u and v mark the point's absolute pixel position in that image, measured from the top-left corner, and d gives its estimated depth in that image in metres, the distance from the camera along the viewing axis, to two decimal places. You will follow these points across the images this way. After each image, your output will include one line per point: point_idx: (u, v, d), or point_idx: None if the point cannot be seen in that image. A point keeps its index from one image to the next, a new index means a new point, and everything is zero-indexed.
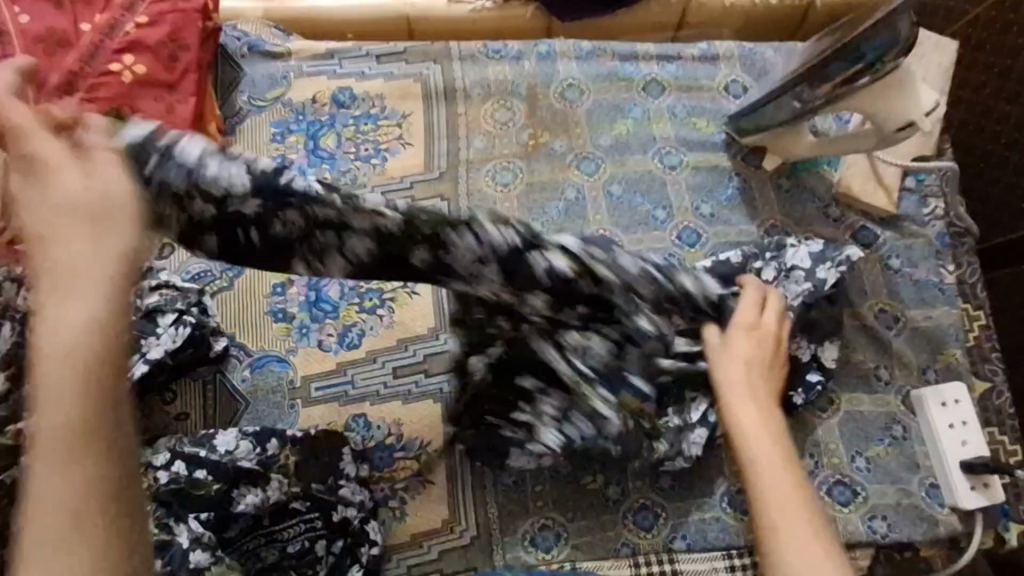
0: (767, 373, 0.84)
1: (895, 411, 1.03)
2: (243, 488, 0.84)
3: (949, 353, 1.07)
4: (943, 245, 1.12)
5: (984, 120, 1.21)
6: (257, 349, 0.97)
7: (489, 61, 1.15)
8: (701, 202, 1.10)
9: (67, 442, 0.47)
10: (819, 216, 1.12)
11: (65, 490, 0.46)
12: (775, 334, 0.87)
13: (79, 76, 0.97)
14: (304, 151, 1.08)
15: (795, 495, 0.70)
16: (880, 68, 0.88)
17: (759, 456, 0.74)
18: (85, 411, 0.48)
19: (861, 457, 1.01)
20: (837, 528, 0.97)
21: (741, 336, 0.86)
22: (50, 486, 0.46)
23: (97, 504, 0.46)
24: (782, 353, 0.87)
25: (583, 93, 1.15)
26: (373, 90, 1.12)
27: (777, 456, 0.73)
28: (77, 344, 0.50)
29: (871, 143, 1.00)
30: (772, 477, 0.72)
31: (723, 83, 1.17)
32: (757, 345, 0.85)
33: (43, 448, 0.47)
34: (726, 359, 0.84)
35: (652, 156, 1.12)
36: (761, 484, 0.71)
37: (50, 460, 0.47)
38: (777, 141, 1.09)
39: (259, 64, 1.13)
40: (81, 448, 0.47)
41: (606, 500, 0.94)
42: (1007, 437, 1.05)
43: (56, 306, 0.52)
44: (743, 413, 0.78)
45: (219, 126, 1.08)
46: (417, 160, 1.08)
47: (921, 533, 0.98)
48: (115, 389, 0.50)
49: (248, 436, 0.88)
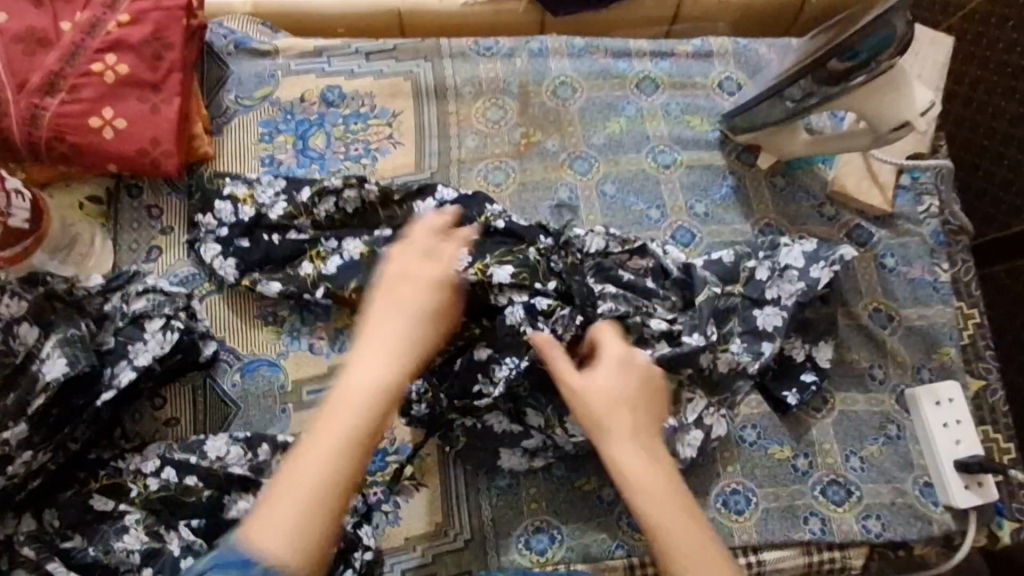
0: (643, 386, 0.77)
1: (889, 410, 1.03)
2: (234, 494, 0.85)
3: (944, 351, 1.06)
4: (938, 242, 1.11)
5: (979, 116, 1.21)
6: (247, 353, 0.95)
7: (480, 58, 1.13)
8: (694, 201, 1.09)
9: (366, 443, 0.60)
10: (814, 214, 1.11)
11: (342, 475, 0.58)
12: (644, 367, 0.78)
13: (60, 77, 0.95)
14: (293, 151, 1.06)
15: (693, 530, 0.66)
16: (875, 68, 0.88)
17: (645, 501, 0.68)
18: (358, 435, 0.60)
19: (855, 456, 1.01)
20: (831, 527, 0.97)
21: (612, 373, 0.76)
22: (307, 481, 0.56)
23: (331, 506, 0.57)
24: (654, 381, 0.78)
25: (575, 91, 1.13)
26: (363, 88, 1.10)
27: (663, 491, 0.68)
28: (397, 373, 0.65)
29: (866, 142, 0.99)
30: (664, 517, 0.67)
31: (717, 80, 1.16)
32: (619, 363, 0.78)
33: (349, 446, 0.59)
34: (593, 397, 0.75)
35: (645, 154, 1.10)
36: (667, 525, 0.66)
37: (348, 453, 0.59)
38: (772, 139, 1.08)
39: (246, 63, 1.11)
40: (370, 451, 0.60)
41: (601, 502, 0.94)
42: (1001, 435, 1.05)
43: (365, 362, 0.64)
44: (623, 452, 0.71)
45: (206, 126, 1.06)
46: (408, 159, 1.07)
47: (915, 532, 0.98)
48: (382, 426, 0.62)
49: (238, 442, 0.88)
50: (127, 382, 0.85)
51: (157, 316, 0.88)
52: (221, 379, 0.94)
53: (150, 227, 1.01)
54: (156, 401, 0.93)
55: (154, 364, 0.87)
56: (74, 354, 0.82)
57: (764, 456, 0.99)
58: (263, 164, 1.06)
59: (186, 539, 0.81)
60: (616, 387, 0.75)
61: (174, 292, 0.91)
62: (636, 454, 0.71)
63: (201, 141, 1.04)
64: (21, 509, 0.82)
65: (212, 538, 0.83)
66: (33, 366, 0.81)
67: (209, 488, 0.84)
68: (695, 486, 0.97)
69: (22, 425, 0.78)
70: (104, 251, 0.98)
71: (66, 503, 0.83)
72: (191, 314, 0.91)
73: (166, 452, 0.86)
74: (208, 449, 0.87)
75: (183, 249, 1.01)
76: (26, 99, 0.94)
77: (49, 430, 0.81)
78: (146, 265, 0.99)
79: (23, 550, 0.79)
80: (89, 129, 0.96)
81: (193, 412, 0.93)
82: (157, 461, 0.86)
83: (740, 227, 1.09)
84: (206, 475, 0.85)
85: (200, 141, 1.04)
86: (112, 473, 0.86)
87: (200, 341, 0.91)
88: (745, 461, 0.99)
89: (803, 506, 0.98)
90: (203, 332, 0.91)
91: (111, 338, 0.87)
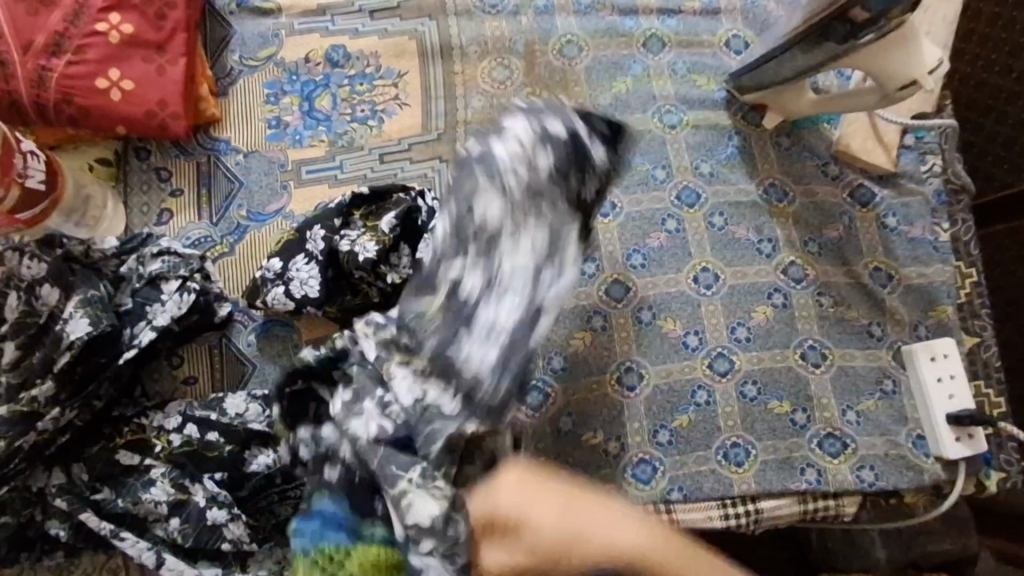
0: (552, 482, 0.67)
1: (886, 366, 1.07)
2: (254, 449, 0.89)
3: (941, 309, 1.09)
4: (940, 202, 1.12)
5: (984, 73, 1.21)
6: (260, 315, 0.97)
7: (485, 16, 1.12)
8: (700, 161, 1.10)
9: (642, 551, 0.63)
10: (817, 174, 1.12)
11: (630, 525, 0.64)
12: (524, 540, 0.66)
13: (64, 37, 0.96)
14: (299, 112, 1.06)
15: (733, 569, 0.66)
16: (885, 24, 0.87)
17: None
18: (629, 525, 0.64)
19: (852, 410, 1.04)
20: (827, 478, 1.01)
21: (509, 490, 0.66)
22: (567, 532, 0.64)
23: (657, 532, 0.64)
24: (551, 483, 0.67)
25: (582, 50, 1.12)
26: (368, 48, 1.09)
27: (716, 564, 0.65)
28: (644, 543, 0.64)
29: (872, 101, 0.99)
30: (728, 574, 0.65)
31: (724, 38, 1.15)
32: (586, 498, 0.66)
33: (627, 541, 0.64)
34: (504, 517, 0.66)
35: (652, 114, 1.11)
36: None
37: (640, 534, 0.64)
38: (777, 99, 1.08)
39: (249, 22, 1.10)
40: (651, 540, 0.64)
41: (606, 455, 1.00)
42: (993, 390, 1.08)
43: (610, 529, 0.64)
44: (666, 561, 0.63)
45: (212, 87, 1.06)
46: (415, 120, 1.07)
47: (907, 481, 1.02)
48: (601, 505, 0.65)
49: (257, 399, 0.91)
50: (148, 341, 0.88)
51: (173, 277, 0.90)
52: (237, 339, 0.97)
53: (160, 188, 1.02)
54: (173, 359, 0.96)
55: (172, 324, 0.89)
56: (95, 315, 0.84)
57: (764, 410, 1.03)
58: (270, 126, 1.05)
59: (211, 491, 0.85)
60: (525, 499, 0.66)
61: (188, 254, 0.92)
62: (632, 529, 0.64)
63: (207, 103, 1.04)
64: (51, 463, 0.85)
65: (236, 488, 0.87)
66: (57, 327, 0.84)
67: (230, 443, 0.88)
68: (700, 438, 1.01)
69: (49, 382, 0.82)
70: (117, 214, 1.00)
71: (93, 457, 0.86)
72: (206, 275, 0.93)
73: (187, 409, 0.89)
74: (228, 406, 0.90)
75: (193, 210, 1.01)
76: (32, 60, 0.95)
77: (75, 386, 0.84)
78: (158, 228, 1.00)
79: (56, 502, 0.83)
80: (97, 90, 0.96)
81: (210, 371, 0.96)
82: (179, 417, 0.89)
83: (760, 264, 1.07)
84: (227, 431, 0.88)
85: (206, 103, 1.04)
86: (136, 429, 0.89)
87: (215, 302, 0.93)
88: (746, 415, 1.03)
89: (801, 458, 1.02)
90: (218, 294, 0.93)
91: (128, 299, 0.89)
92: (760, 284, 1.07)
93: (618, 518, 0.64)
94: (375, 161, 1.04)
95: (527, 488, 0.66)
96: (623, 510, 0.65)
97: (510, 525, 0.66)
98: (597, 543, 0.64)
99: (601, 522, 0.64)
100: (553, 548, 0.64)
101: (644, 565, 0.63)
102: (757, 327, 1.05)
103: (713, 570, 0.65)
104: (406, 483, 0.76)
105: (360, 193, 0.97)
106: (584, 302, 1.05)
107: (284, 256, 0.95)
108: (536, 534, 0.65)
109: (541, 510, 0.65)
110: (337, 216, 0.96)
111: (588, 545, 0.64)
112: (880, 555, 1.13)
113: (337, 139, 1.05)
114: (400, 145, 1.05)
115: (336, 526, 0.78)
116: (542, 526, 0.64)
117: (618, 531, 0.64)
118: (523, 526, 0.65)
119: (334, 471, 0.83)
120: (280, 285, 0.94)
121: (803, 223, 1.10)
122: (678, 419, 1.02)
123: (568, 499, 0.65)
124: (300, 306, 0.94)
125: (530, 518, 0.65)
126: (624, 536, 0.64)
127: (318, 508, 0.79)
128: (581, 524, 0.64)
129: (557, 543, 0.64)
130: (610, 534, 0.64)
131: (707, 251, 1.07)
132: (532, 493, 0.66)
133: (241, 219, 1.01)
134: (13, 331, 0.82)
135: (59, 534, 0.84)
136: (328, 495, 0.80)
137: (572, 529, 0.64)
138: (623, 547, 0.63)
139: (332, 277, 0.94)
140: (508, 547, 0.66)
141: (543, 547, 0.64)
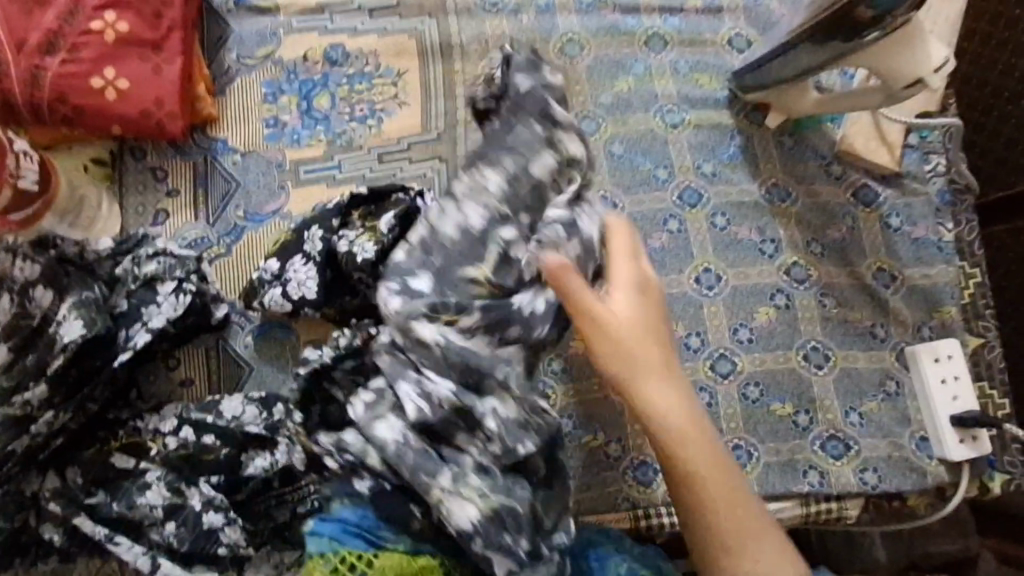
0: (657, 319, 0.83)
1: (889, 367, 1.06)
2: (251, 452, 0.87)
3: (945, 310, 1.08)
4: (944, 202, 1.11)
5: (987, 72, 1.20)
6: (258, 317, 0.96)
7: (486, 15, 1.11)
8: (702, 161, 1.09)
9: (677, 425, 0.80)
10: (820, 174, 1.11)
11: (677, 401, 0.80)
12: (619, 320, 0.81)
13: (58, 35, 0.95)
14: (298, 112, 1.05)
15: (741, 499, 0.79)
16: (889, 23, 0.85)
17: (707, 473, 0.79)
18: (682, 414, 0.80)
19: (855, 412, 1.03)
20: (830, 480, 1.00)
21: (625, 291, 0.83)
22: (631, 321, 0.82)
23: (695, 428, 0.80)
24: (655, 331, 0.82)
25: (584, 48, 1.11)
26: (367, 47, 1.08)
27: (725, 481, 0.79)
28: (677, 416, 0.80)
29: (876, 101, 0.98)
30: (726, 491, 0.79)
31: (726, 37, 1.14)
32: (660, 338, 0.82)
33: (674, 427, 0.80)
34: (617, 287, 0.83)
35: (654, 114, 1.10)
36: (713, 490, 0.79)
37: (680, 400, 0.81)
38: (780, 98, 1.07)
39: (246, 20, 1.09)
40: (685, 436, 0.80)
41: (607, 457, 0.99)
42: (997, 391, 1.07)
43: (661, 387, 0.81)
44: (689, 445, 0.80)
45: (208, 87, 1.05)
46: (414, 120, 1.06)
47: (910, 483, 1.02)
48: (667, 361, 0.82)
49: (253, 402, 0.89)
50: (143, 343, 0.87)
51: (169, 278, 0.89)
52: (234, 341, 0.96)
53: (156, 188, 1.01)
54: (169, 361, 0.94)
55: (168, 326, 0.88)
56: (89, 316, 0.83)
57: (766, 412, 1.02)
58: (267, 126, 1.04)
59: (207, 495, 0.84)
60: (636, 307, 0.83)
61: (184, 254, 0.91)
62: (681, 407, 0.81)
63: (204, 103, 1.03)
64: (46, 466, 0.84)
65: (232, 492, 0.86)
66: (51, 329, 0.82)
67: (227, 446, 0.87)
68: None
69: (43, 385, 0.81)
70: (112, 214, 0.99)
71: (88, 461, 0.85)
72: (202, 276, 0.91)
73: (183, 412, 0.88)
74: (224, 408, 0.89)
75: (189, 210, 1.00)
76: (26, 59, 0.94)
77: (70, 389, 0.83)
78: (154, 229, 0.99)
79: (50, 506, 0.82)
80: (92, 90, 0.95)
81: (206, 373, 0.94)
82: (174, 420, 0.88)
83: (763, 265, 1.06)
84: (223, 434, 0.87)
85: (203, 102, 1.03)
86: (131, 433, 0.88)
87: (212, 304, 0.92)
88: (748, 417, 1.02)
89: (803, 460, 1.01)
90: (215, 295, 0.91)
91: (123, 301, 0.88)
92: (762, 285, 1.06)
93: (674, 401, 0.80)
94: (374, 161, 1.03)
95: (637, 302, 0.83)
96: (678, 396, 0.81)
97: (596, 299, 0.81)
98: (642, 383, 0.81)
99: (655, 370, 0.81)
100: (616, 353, 0.80)
101: (672, 425, 0.80)
102: (759, 328, 1.04)
103: (717, 475, 0.79)
104: (439, 492, 0.77)
105: (357, 194, 0.95)
106: None
107: (281, 257, 0.94)
108: (619, 320, 0.81)
109: (638, 304, 0.83)
110: (335, 217, 0.95)
111: (636, 387, 0.81)
112: (880, 555, 1.13)
113: (335, 139, 1.04)
114: (400, 145, 1.04)
115: (355, 531, 0.80)
116: (622, 330, 0.81)
117: (666, 408, 0.80)
118: (608, 311, 0.81)
119: (359, 478, 0.82)
120: (277, 287, 0.93)
121: (805, 223, 1.09)
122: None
123: (648, 333, 0.82)
124: (298, 308, 0.93)
125: (623, 308, 0.82)
126: (664, 395, 0.80)
127: (338, 515, 0.81)
128: (636, 366, 0.81)
129: (629, 322, 0.82)
130: (659, 403, 0.80)
131: (709, 251, 1.06)
132: (644, 315, 0.83)
133: (238, 219, 1.00)
134: (5, 334, 0.81)
135: (54, 539, 0.82)
136: (350, 502, 0.82)
137: (639, 371, 0.81)
138: (657, 402, 0.80)
139: (330, 279, 0.93)
140: (586, 318, 0.80)
141: (615, 338, 0.80)
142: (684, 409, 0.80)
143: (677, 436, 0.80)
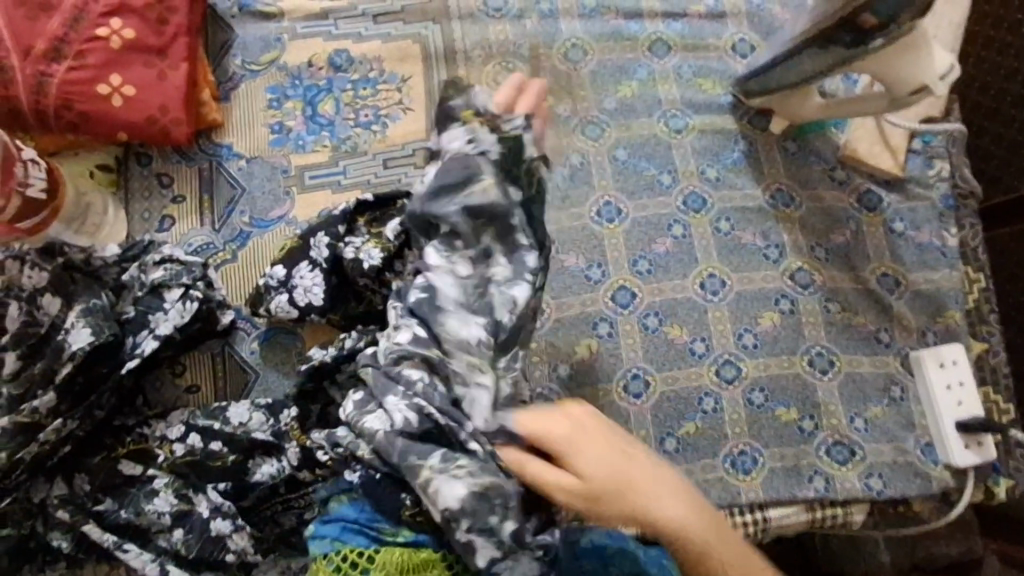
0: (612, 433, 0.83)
1: (894, 372, 1.06)
2: (258, 458, 0.87)
3: (949, 315, 1.08)
4: (948, 207, 1.11)
5: (989, 76, 1.20)
6: (263, 322, 0.96)
7: (489, 20, 1.11)
8: (706, 166, 1.09)
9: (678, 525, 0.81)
10: (825, 179, 1.11)
11: (667, 496, 0.81)
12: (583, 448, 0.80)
13: (64, 42, 0.95)
14: (302, 117, 1.05)
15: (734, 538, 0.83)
16: (895, 29, 0.85)
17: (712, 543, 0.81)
18: (682, 505, 0.81)
19: (860, 417, 1.04)
20: (835, 485, 1.00)
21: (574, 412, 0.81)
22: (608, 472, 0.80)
23: (693, 514, 0.81)
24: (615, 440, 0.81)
25: (587, 54, 1.11)
26: (371, 52, 1.08)
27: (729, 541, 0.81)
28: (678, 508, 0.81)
29: (881, 106, 0.98)
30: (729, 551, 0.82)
31: (730, 42, 1.14)
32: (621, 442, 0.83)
33: (673, 517, 0.81)
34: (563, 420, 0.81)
35: (658, 119, 1.10)
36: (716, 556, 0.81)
37: (664, 484, 0.82)
38: (784, 103, 1.07)
39: (250, 26, 1.09)
40: (688, 518, 0.81)
41: None
42: (1001, 396, 1.07)
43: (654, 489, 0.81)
44: (683, 509, 0.82)
45: (213, 92, 1.05)
46: (419, 125, 1.06)
47: (915, 488, 1.02)
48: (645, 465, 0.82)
49: (260, 408, 0.90)
50: (150, 350, 0.87)
51: (175, 285, 0.89)
52: (240, 347, 0.96)
53: (162, 195, 1.01)
54: (176, 367, 0.95)
55: (174, 333, 0.88)
56: (97, 324, 0.83)
57: (771, 417, 1.02)
58: (273, 132, 1.04)
59: (215, 501, 0.84)
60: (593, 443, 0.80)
61: (191, 261, 0.91)
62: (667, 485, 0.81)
63: (209, 108, 1.03)
64: (53, 473, 0.84)
65: (239, 498, 0.86)
66: (59, 337, 0.83)
67: (234, 453, 0.87)
68: (707, 446, 1.00)
69: (50, 394, 0.81)
70: (118, 220, 0.99)
71: (95, 468, 0.85)
72: (208, 282, 0.91)
73: (190, 419, 0.88)
74: (231, 415, 0.89)
75: (195, 216, 1.00)
76: (32, 66, 0.94)
77: (76, 397, 0.83)
78: (160, 235, 0.99)
79: (58, 513, 0.82)
80: (97, 97, 0.95)
81: (212, 380, 0.95)
82: (181, 427, 0.88)
83: (767, 270, 1.07)
84: (230, 441, 0.87)
85: (208, 107, 1.03)
86: (138, 439, 0.88)
87: (218, 310, 0.92)
88: (753, 422, 1.02)
89: (808, 465, 1.01)
90: (221, 301, 0.92)
91: (130, 308, 0.88)
92: (767, 291, 1.06)
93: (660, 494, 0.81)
94: (378, 167, 1.03)
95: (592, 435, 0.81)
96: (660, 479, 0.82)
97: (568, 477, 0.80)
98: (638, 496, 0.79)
99: (641, 473, 0.81)
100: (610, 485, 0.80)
101: (677, 530, 0.80)
102: (763, 333, 1.04)
103: (716, 534, 0.82)
104: (428, 470, 0.77)
105: (364, 200, 0.96)
106: (590, 309, 1.03)
107: (287, 263, 0.94)
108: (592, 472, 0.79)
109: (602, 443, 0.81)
110: (340, 223, 0.95)
111: (635, 492, 0.79)
112: (885, 558, 1.12)
113: (340, 144, 1.04)
114: (404, 151, 1.04)
115: (355, 530, 0.79)
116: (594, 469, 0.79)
117: (661, 497, 0.80)
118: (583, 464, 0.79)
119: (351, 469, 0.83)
120: (283, 292, 0.93)
121: (809, 228, 1.09)
122: (687, 428, 1.01)
123: (619, 452, 0.81)
124: (304, 314, 0.93)
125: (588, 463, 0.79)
126: (662, 503, 0.80)
127: (336, 514, 0.81)
128: (618, 481, 0.80)
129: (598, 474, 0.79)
130: (656, 497, 0.81)
131: (713, 257, 1.06)
132: (601, 438, 0.81)
133: (243, 225, 1.00)
134: (14, 342, 0.82)
135: (61, 546, 0.82)
136: (346, 501, 0.82)
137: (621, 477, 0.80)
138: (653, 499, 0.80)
139: (337, 285, 0.93)
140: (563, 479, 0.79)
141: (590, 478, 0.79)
142: (682, 511, 0.81)
143: (675, 512, 0.81)
